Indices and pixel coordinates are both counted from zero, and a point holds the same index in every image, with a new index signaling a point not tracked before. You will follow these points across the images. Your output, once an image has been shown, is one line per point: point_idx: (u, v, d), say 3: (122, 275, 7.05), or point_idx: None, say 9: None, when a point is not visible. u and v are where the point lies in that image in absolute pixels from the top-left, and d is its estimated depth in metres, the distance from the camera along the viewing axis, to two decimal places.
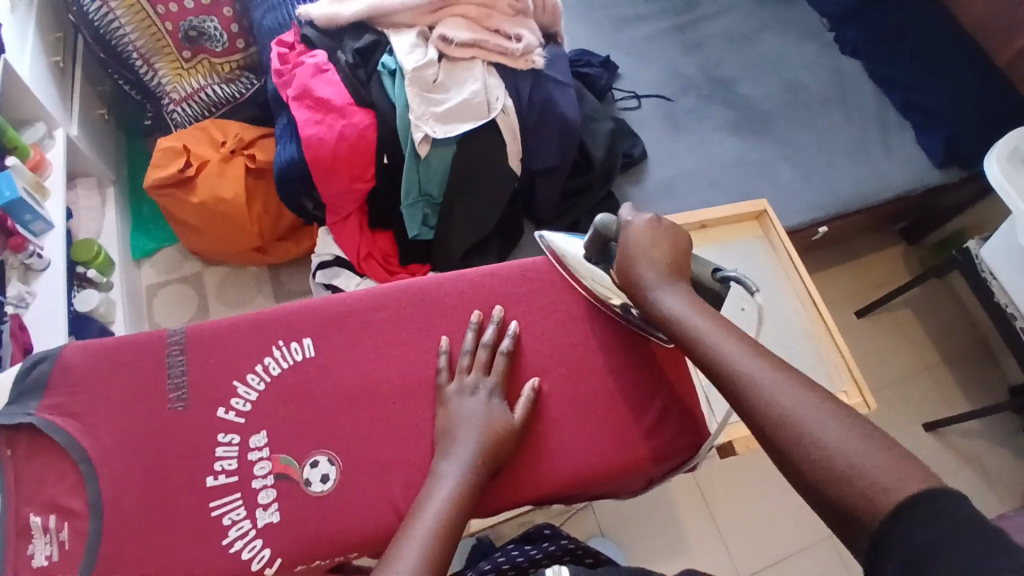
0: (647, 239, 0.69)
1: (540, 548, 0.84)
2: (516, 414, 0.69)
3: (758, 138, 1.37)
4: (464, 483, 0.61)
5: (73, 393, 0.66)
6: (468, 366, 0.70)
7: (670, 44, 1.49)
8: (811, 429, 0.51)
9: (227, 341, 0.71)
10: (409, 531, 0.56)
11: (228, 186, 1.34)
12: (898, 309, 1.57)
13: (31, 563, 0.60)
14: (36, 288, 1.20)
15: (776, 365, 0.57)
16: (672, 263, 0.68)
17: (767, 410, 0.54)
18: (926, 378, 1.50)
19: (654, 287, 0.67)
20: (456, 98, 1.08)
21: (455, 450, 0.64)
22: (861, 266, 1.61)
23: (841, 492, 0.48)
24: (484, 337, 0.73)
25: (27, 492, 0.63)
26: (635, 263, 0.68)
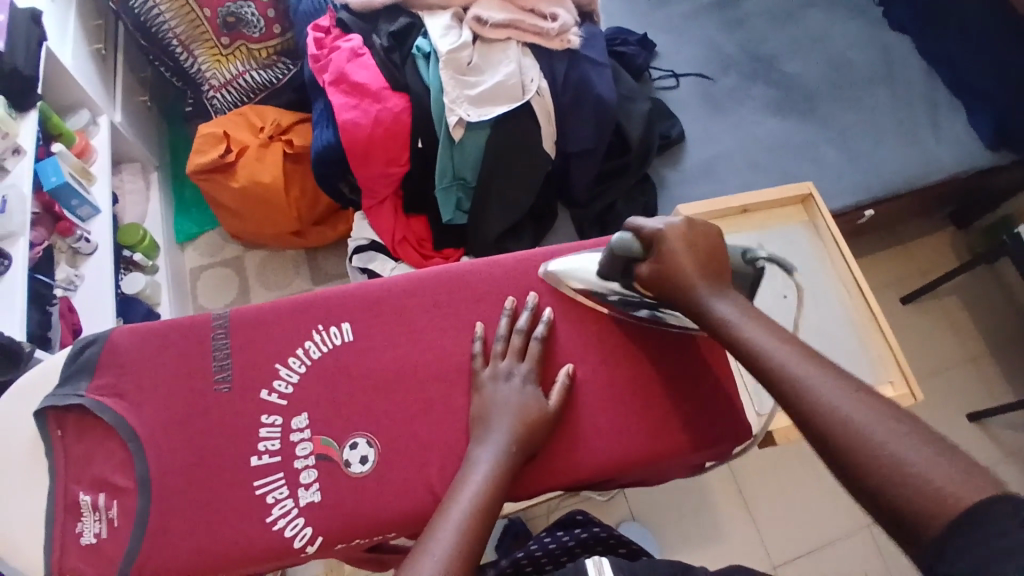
0: (681, 237, 0.66)
1: (571, 536, 0.84)
2: (551, 400, 0.69)
3: (801, 117, 1.32)
4: (500, 469, 0.61)
5: (121, 374, 0.69)
6: (503, 352, 0.70)
7: (709, 21, 1.45)
8: (865, 430, 0.48)
9: (268, 325, 0.72)
10: (443, 514, 0.57)
11: (266, 171, 1.37)
12: (944, 297, 1.51)
13: (82, 539, 0.63)
14: (83, 272, 1.26)
15: (826, 368, 0.55)
16: (711, 264, 0.66)
17: (820, 412, 0.52)
18: (973, 368, 1.44)
19: (694, 289, 0.64)
20: (491, 80, 1.07)
21: (491, 436, 0.64)
22: (908, 252, 1.55)
23: (896, 496, 0.45)
24: (518, 323, 0.72)
25: (79, 470, 0.66)
26: (671, 268, 0.65)
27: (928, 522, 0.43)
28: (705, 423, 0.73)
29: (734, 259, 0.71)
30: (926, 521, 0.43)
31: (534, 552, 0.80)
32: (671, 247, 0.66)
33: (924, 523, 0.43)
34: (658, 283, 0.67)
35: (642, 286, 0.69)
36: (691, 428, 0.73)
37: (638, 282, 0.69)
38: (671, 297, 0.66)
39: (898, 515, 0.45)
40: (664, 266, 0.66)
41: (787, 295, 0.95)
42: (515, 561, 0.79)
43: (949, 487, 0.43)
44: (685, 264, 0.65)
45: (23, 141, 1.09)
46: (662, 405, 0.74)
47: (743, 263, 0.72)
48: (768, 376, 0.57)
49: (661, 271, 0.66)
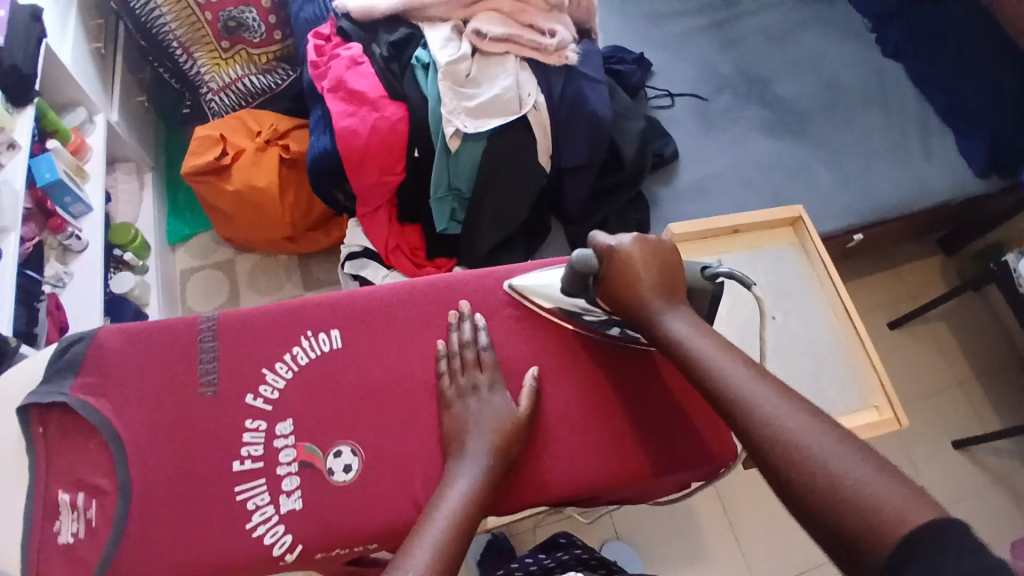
0: (637, 255, 0.67)
1: (552, 558, 0.84)
2: (521, 405, 0.69)
3: (794, 139, 1.34)
4: (476, 488, 0.61)
5: (106, 374, 0.68)
6: (461, 369, 0.70)
7: (706, 42, 1.47)
8: (807, 448, 0.49)
9: (257, 329, 0.72)
10: (421, 530, 0.57)
11: (262, 175, 1.37)
12: (931, 322, 1.53)
13: (59, 539, 0.63)
14: (73, 269, 1.25)
15: (773, 387, 0.56)
16: (666, 282, 0.67)
17: (765, 431, 0.52)
18: (957, 394, 1.45)
19: (649, 307, 0.65)
20: (488, 93, 1.08)
21: (466, 457, 0.63)
22: (897, 276, 1.57)
23: (837, 516, 0.45)
24: (465, 335, 0.72)
25: (58, 470, 0.65)
26: (625, 284, 0.66)
27: (869, 542, 0.43)
28: (686, 443, 0.73)
29: (693, 276, 0.72)
30: (871, 544, 0.43)
31: (514, 570, 0.81)
32: (628, 263, 0.67)
33: (866, 544, 0.43)
34: (615, 300, 0.68)
35: (603, 304, 0.70)
36: (671, 448, 0.72)
37: (599, 299, 0.71)
38: (627, 313, 0.67)
39: (839, 533, 0.45)
40: (620, 283, 0.67)
41: (778, 315, 0.97)
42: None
43: (894, 509, 0.43)
44: (641, 281, 0.66)
45: (19, 136, 1.08)
46: (643, 423, 0.73)
47: (702, 282, 0.71)
48: (715, 395, 0.58)
49: (617, 287, 0.67)
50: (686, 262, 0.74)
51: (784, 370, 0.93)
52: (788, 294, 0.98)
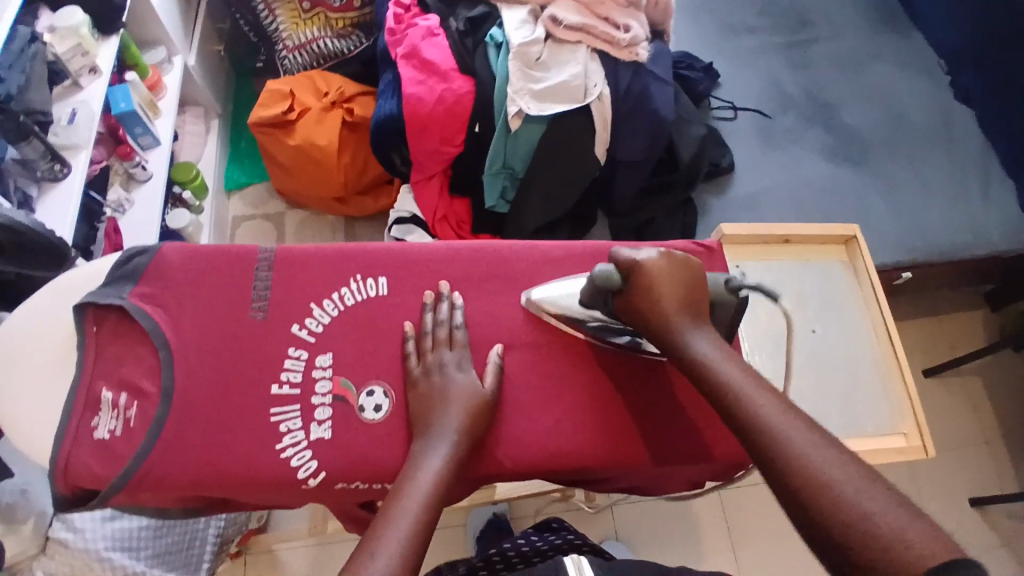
0: (661, 271, 0.65)
1: (545, 540, 0.84)
2: (487, 384, 0.69)
3: (852, 167, 1.32)
4: (448, 468, 0.61)
5: (164, 285, 0.71)
6: (429, 351, 0.70)
7: (776, 60, 1.46)
8: (827, 477, 0.48)
9: (312, 265, 0.74)
10: (391, 511, 0.56)
11: (324, 133, 1.41)
12: (967, 374, 1.48)
13: (97, 433, 0.65)
14: (135, 197, 1.32)
15: (797, 416, 0.54)
16: (690, 300, 0.65)
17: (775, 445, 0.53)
18: (984, 451, 1.41)
19: (673, 326, 0.63)
20: (556, 78, 1.10)
21: (434, 443, 0.63)
22: (938, 323, 1.53)
23: (838, 530, 0.46)
24: (439, 314, 0.72)
25: (104, 369, 0.68)
26: (650, 299, 0.64)
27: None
28: (700, 436, 0.73)
29: (717, 287, 0.70)
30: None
31: (505, 549, 0.82)
32: (653, 280, 0.65)
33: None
34: (637, 316, 0.65)
35: (623, 319, 0.68)
36: (685, 440, 0.72)
37: (619, 315, 0.68)
38: (649, 330, 0.65)
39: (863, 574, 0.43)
40: (644, 297, 0.65)
41: (817, 328, 0.96)
42: (484, 556, 0.81)
43: (915, 544, 0.42)
44: (666, 295, 0.64)
45: (101, 62, 1.14)
46: (652, 415, 0.73)
47: (726, 292, 0.70)
48: (733, 410, 0.57)
49: (641, 302, 0.65)
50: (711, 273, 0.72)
51: (814, 383, 0.93)
52: (828, 312, 0.97)
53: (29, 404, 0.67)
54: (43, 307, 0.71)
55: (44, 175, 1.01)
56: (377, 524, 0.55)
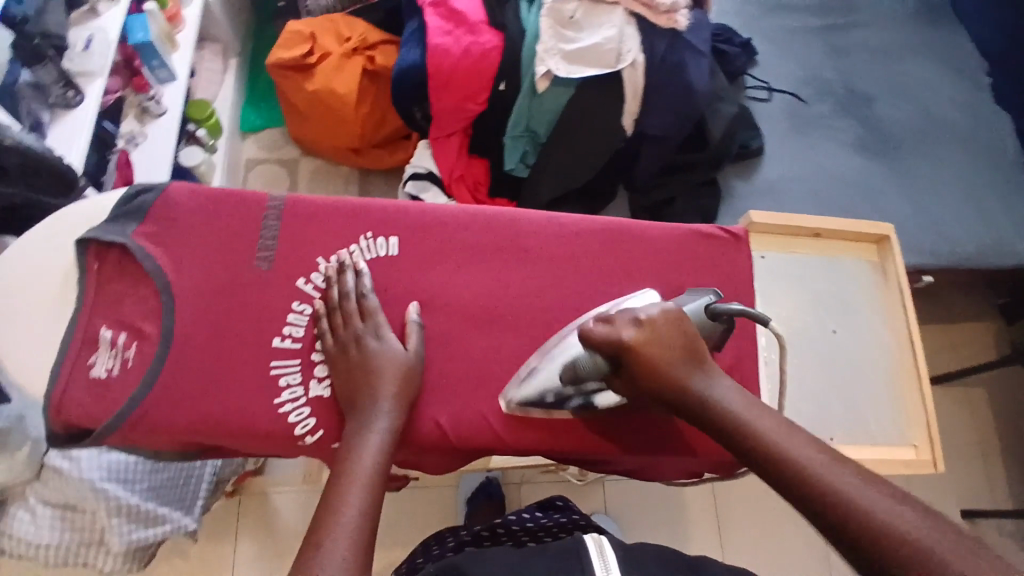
0: (649, 344, 0.56)
1: (551, 518, 0.87)
2: (409, 348, 0.65)
3: (882, 162, 1.27)
4: (391, 435, 0.60)
5: (169, 226, 0.69)
6: (340, 326, 0.66)
7: (817, 43, 1.39)
8: (892, 525, 0.43)
9: (321, 219, 0.71)
10: (333, 494, 0.54)
11: (343, 81, 1.36)
12: (971, 385, 1.45)
13: (93, 371, 0.64)
14: (148, 131, 1.28)
15: (831, 454, 0.50)
16: (692, 359, 0.57)
17: (803, 484, 0.48)
18: (978, 463, 1.39)
19: (683, 385, 0.55)
20: (589, 39, 1.05)
21: (372, 416, 0.60)
22: (948, 330, 1.50)
23: (901, 570, 0.42)
24: (347, 286, 0.67)
25: (104, 307, 0.66)
26: (650, 366, 0.56)
27: None
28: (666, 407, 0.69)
29: (701, 320, 0.63)
30: None
31: (504, 527, 0.85)
32: (650, 343, 0.56)
33: None
34: (642, 385, 0.57)
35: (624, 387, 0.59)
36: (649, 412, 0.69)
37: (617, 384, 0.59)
38: (658, 397, 0.57)
39: None
40: (643, 378, 0.56)
41: (837, 329, 0.93)
42: (483, 531, 0.85)
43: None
44: (667, 371, 0.55)
45: None
46: None
47: (707, 321, 0.64)
48: (761, 465, 0.51)
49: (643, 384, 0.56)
50: (686, 303, 0.65)
51: (825, 385, 0.91)
52: (849, 312, 0.94)
53: (29, 335, 0.66)
54: (47, 238, 0.69)
55: (56, 101, 0.98)
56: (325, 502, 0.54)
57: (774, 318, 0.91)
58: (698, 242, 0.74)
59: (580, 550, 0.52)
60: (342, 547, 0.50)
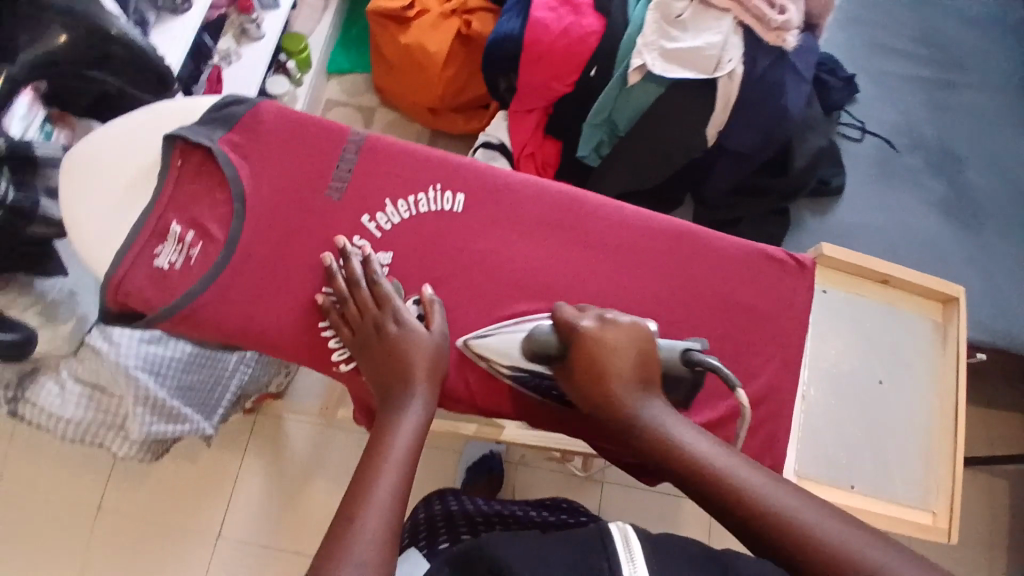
0: (605, 337, 0.58)
1: (555, 515, 0.90)
2: (433, 328, 0.64)
3: (962, 228, 1.21)
4: (426, 420, 0.59)
5: (254, 139, 0.71)
6: (357, 316, 0.64)
7: (926, 91, 1.32)
8: (824, 536, 0.45)
9: (395, 162, 0.72)
10: (363, 476, 0.53)
11: (434, 41, 1.36)
12: (998, 479, 1.37)
13: (157, 260, 0.66)
14: (244, 52, 1.32)
15: (759, 467, 0.51)
16: (644, 369, 0.57)
17: (738, 496, 0.48)
18: (987, 561, 1.32)
19: (623, 395, 0.55)
20: (690, 41, 1.03)
21: (408, 399, 0.59)
22: (988, 418, 1.41)
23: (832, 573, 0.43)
24: (358, 275, 0.65)
25: (179, 204, 0.68)
26: (603, 366, 0.56)
27: None
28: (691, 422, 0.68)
29: (672, 362, 0.61)
30: None
31: (508, 517, 0.88)
32: (606, 347, 0.57)
33: None
34: (588, 386, 0.57)
35: (570, 389, 0.59)
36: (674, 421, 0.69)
37: (566, 381, 0.59)
38: (600, 406, 0.56)
39: None
40: (583, 367, 0.57)
41: (883, 380, 0.89)
42: (487, 516, 0.88)
43: None
44: (611, 368, 0.56)
45: None
46: None
47: (679, 364, 0.61)
48: (693, 474, 0.51)
49: (581, 372, 0.57)
50: (663, 341, 0.62)
51: (861, 433, 0.87)
52: (898, 367, 0.90)
53: (105, 215, 0.69)
54: (138, 128, 0.72)
55: (165, 4, 1.02)
56: (360, 483, 0.53)
57: (821, 356, 0.88)
58: (760, 263, 0.72)
59: (603, 536, 0.46)
60: (373, 525, 0.49)
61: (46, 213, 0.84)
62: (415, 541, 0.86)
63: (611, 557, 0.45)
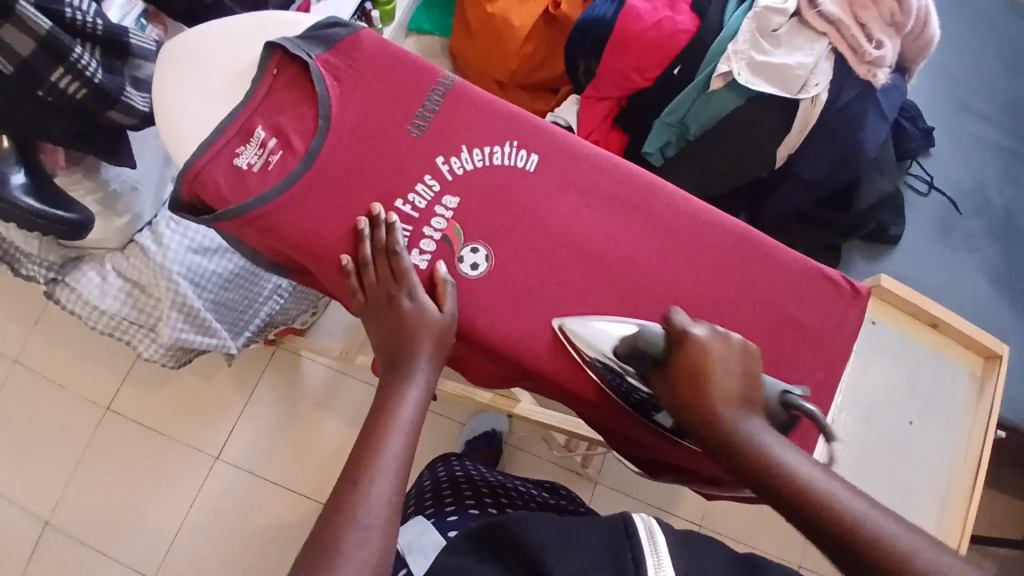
0: (713, 348, 0.58)
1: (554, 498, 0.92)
2: (444, 308, 0.65)
3: (1010, 302, 1.18)
4: (428, 394, 0.63)
5: (348, 63, 0.72)
6: (373, 284, 0.66)
7: (1000, 162, 1.29)
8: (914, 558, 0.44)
9: (479, 112, 0.73)
10: (374, 442, 0.58)
11: (520, 15, 1.37)
12: (989, 559, 1.35)
13: (239, 159, 0.68)
14: None
15: (851, 489, 0.49)
16: (747, 387, 0.57)
17: (819, 508, 0.48)
18: None
19: (718, 401, 0.55)
20: (780, 57, 1.01)
21: (412, 372, 0.62)
22: (994, 497, 1.38)
23: None
24: (379, 244, 0.66)
25: (266, 110, 0.70)
26: (706, 370, 0.57)
27: None
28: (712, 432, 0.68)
29: (769, 394, 0.62)
30: None
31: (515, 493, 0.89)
32: (710, 354, 0.57)
33: None
34: (683, 386, 0.57)
35: (661, 387, 0.60)
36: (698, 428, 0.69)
37: (659, 378, 0.60)
38: (692, 406, 0.56)
39: None
40: (682, 368, 0.58)
41: (913, 421, 0.89)
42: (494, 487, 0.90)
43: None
44: (716, 375, 0.56)
45: None
46: None
47: (777, 406, 0.62)
48: (776, 483, 0.50)
49: (682, 371, 0.58)
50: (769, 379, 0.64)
51: (878, 467, 0.87)
52: (931, 411, 0.89)
53: (192, 108, 0.71)
54: (244, 33, 0.74)
55: None
56: (366, 451, 0.57)
57: (857, 382, 0.89)
58: (816, 281, 0.72)
59: (628, 528, 0.51)
60: (382, 489, 0.54)
61: (129, 101, 0.86)
62: (421, 508, 0.87)
63: (634, 547, 0.50)
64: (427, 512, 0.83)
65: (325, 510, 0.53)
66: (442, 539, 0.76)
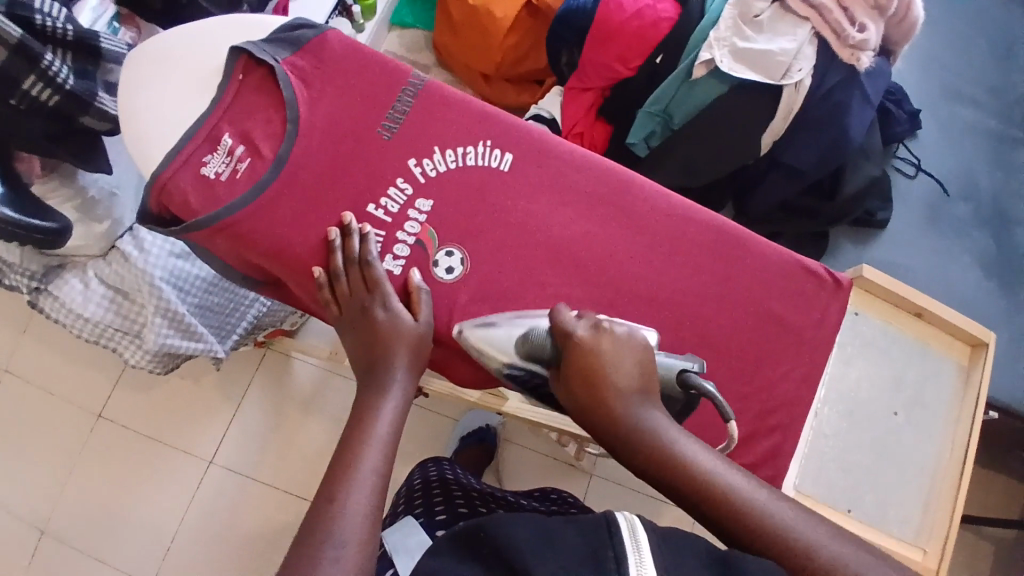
0: (603, 347, 0.58)
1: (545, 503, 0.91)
2: (419, 317, 0.65)
3: (999, 285, 1.17)
4: (405, 406, 0.62)
5: (316, 66, 0.71)
6: (347, 294, 0.65)
7: (989, 144, 1.28)
8: (796, 535, 0.48)
9: (451, 112, 0.71)
10: (349, 457, 0.57)
11: (503, 6, 1.34)
12: (983, 541, 1.35)
13: (205, 167, 0.67)
14: None
15: (741, 473, 0.52)
16: (639, 380, 0.57)
17: (716, 500, 0.50)
18: None
19: (613, 403, 0.55)
20: (763, 43, 0.99)
21: (388, 383, 0.62)
22: (988, 478, 1.38)
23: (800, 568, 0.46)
24: (351, 253, 0.65)
25: (234, 117, 0.69)
26: (599, 373, 0.56)
27: None
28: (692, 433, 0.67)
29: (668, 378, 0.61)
30: None
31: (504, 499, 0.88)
32: (601, 355, 0.57)
33: None
34: (580, 390, 0.57)
35: (560, 389, 0.59)
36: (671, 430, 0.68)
37: (556, 380, 0.59)
38: (590, 409, 0.56)
39: None
40: (577, 370, 0.57)
41: (898, 413, 0.88)
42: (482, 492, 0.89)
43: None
44: (610, 375, 0.56)
45: None
46: None
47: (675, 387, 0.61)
48: (674, 480, 0.51)
49: (578, 376, 0.57)
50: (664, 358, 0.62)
51: (867, 460, 0.86)
52: (917, 402, 0.89)
53: (158, 116, 0.70)
54: (210, 37, 0.72)
55: None
56: (341, 467, 0.56)
57: (842, 375, 0.88)
58: (797, 274, 0.71)
59: (611, 527, 0.45)
60: (358, 505, 0.53)
61: (102, 105, 0.84)
62: (410, 506, 0.87)
63: (617, 548, 0.44)
64: (416, 513, 0.83)
65: (301, 530, 0.52)
66: (428, 538, 0.77)
